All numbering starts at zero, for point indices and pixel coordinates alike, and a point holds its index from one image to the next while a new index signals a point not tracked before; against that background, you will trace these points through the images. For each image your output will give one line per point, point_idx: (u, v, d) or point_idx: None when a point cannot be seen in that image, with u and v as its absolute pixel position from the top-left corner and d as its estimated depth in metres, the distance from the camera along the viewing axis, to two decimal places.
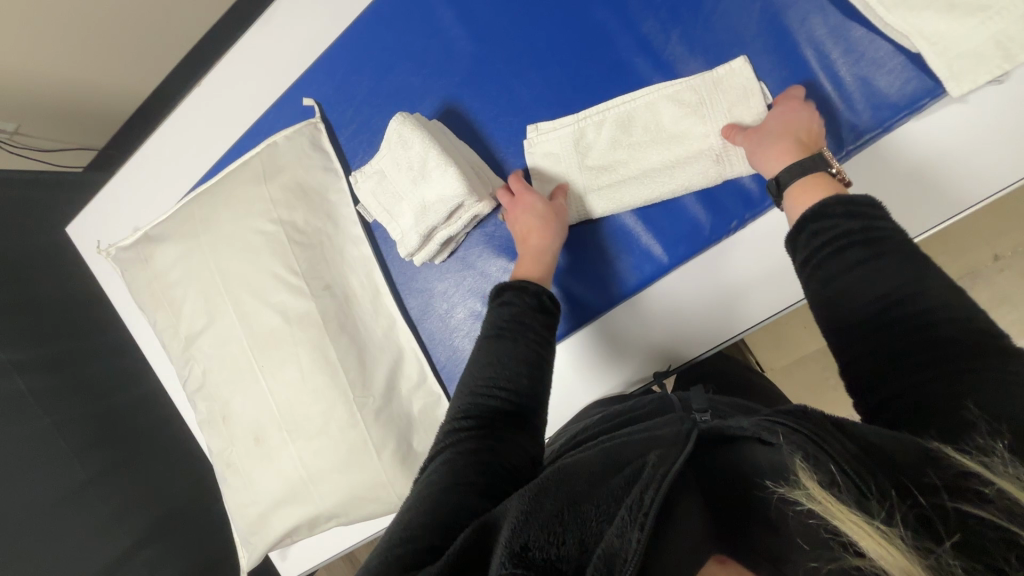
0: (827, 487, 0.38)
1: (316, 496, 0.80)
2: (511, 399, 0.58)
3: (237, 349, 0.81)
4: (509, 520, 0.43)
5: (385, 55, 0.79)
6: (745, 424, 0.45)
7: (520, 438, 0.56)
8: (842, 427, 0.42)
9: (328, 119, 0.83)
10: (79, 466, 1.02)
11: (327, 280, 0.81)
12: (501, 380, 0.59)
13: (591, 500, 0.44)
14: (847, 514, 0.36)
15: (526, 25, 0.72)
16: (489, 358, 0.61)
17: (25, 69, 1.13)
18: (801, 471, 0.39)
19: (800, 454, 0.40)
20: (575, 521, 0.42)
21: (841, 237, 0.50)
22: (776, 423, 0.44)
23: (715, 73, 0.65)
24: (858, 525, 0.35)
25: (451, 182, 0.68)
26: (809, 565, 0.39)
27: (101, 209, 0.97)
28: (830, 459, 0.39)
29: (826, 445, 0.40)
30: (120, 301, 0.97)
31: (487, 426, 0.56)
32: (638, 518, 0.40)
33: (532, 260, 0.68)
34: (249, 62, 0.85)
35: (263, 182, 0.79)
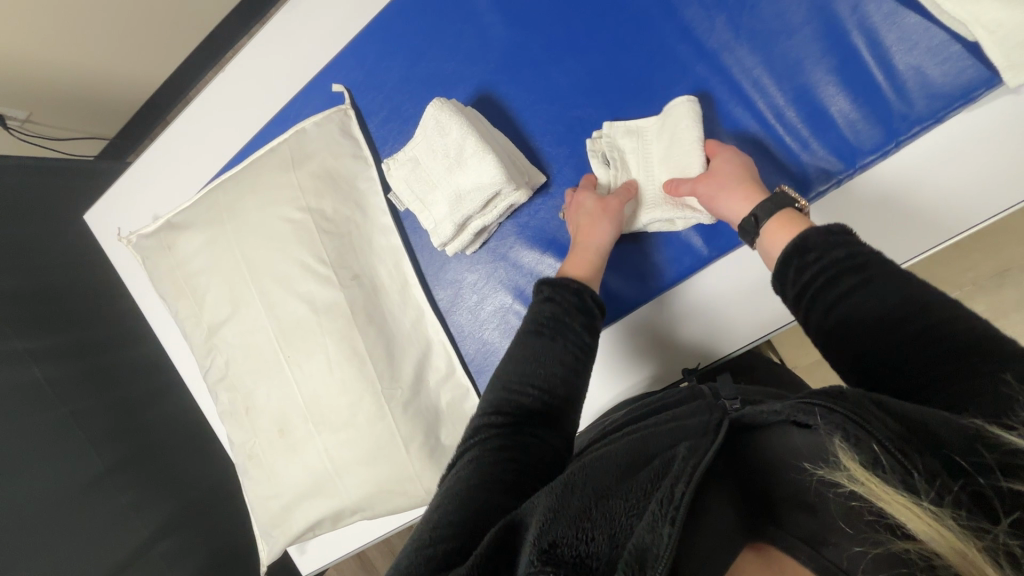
0: (870, 468, 0.35)
1: (341, 489, 0.79)
2: (548, 400, 0.57)
3: (262, 339, 0.80)
4: (538, 515, 0.41)
5: (416, 41, 0.77)
6: (780, 407, 0.42)
7: (553, 439, 0.55)
8: (884, 404, 0.39)
9: (358, 106, 0.81)
10: (97, 456, 1.00)
11: (355, 270, 0.79)
12: (534, 379, 0.58)
13: (618, 492, 0.41)
14: (894, 496, 0.33)
15: (565, 11, 0.71)
16: (527, 354, 0.60)
17: (41, 56, 1.12)
18: (841, 452, 0.37)
19: (840, 433, 0.38)
20: (603, 514, 0.39)
21: (835, 267, 0.49)
22: (813, 403, 0.40)
23: (674, 108, 0.65)
24: (901, 505, 0.33)
25: (489, 169, 0.67)
26: (854, 551, 0.35)
27: (121, 196, 0.96)
28: (873, 437, 0.37)
29: (870, 422, 0.37)
30: (140, 289, 0.96)
31: (520, 429, 0.54)
32: (669, 512, 0.37)
33: (580, 258, 0.67)
34: (276, 48, 0.83)
35: (292, 169, 0.78)
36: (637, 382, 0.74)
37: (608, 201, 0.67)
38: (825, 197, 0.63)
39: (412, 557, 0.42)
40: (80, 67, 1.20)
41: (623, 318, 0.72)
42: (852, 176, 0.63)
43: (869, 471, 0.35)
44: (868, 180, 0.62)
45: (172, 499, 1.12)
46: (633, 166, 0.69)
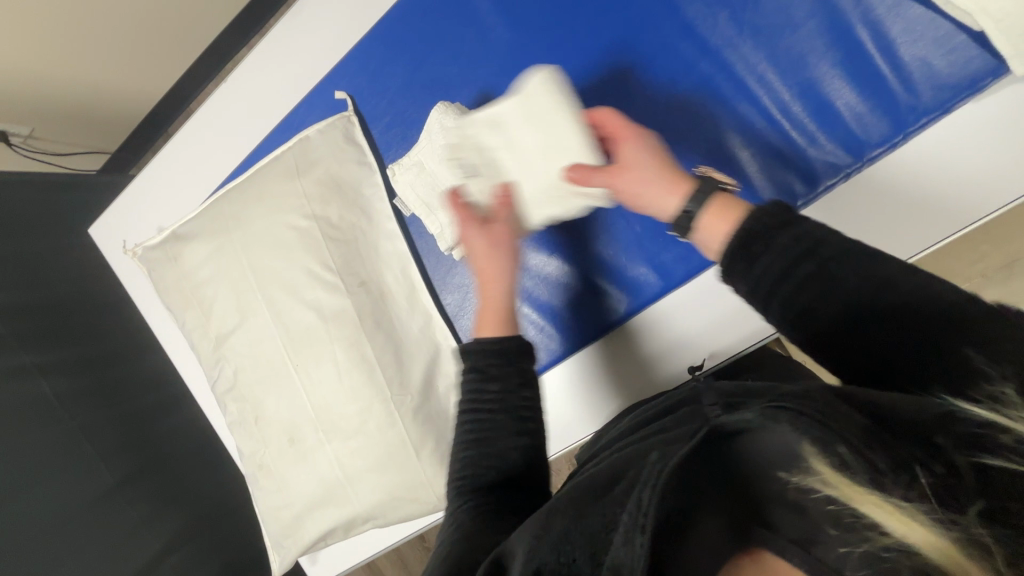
0: (839, 469, 0.36)
1: (353, 497, 0.79)
2: (507, 426, 0.59)
3: (270, 349, 0.80)
4: (524, 546, 0.45)
5: (418, 46, 0.77)
6: (749, 415, 0.41)
7: (520, 458, 0.58)
8: (844, 396, 0.41)
9: (361, 112, 0.80)
10: (106, 469, 1.00)
11: (362, 276, 0.79)
12: (493, 402, 0.60)
13: (595, 510, 0.44)
14: (862, 493, 0.35)
15: (568, 12, 0.71)
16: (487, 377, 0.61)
17: (43, 72, 1.12)
18: (812, 458, 0.38)
19: (807, 438, 0.38)
20: (582, 534, 0.43)
21: (782, 258, 0.49)
22: (779, 409, 0.40)
23: (530, 92, 0.64)
24: (878, 508, 0.35)
25: (503, 176, 0.68)
26: (840, 551, 0.35)
27: (126, 209, 0.96)
28: (840, 439, 0.37)
29: (834, 424, 0.38)
30: (146, 301, 0.95)
31: (486, 464, 0.58)
32: (638, 523, 0.38)
33: (491, 301, 0.67)
34: (278, 57, 0.83)
35: (297, 177, 0.78)
36: (645, 386, 0.74)
37: (491, 230, 0.68)
38: (833, 191, 0.63)
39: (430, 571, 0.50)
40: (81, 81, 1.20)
41: (631, 318, 0.72)
42: (861, 169, 0.62)
43: (836, 474, 0.37)
44: (877, 172, 0.62)
45: (183, 512, 1.11)
46: (508, 169, 0.68)
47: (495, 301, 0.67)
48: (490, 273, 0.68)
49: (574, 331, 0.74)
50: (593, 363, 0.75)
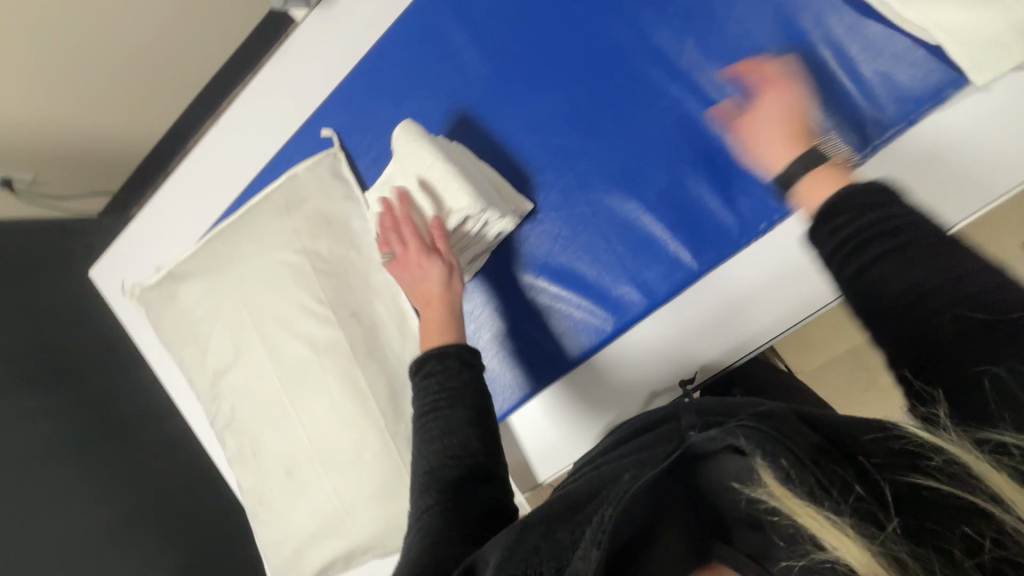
0: (783, 482, 0.41)
1: (352, 529, 0.79)
2: (460, 418, 0.60)
3: (266, 383, 0.81)
4: (494, 556, 0.47)
5: (400, 83, 0.80)
6: (716, 432, 0.46)
7: (477, 449, 0.59)
8: (811, 419, 0.45)
9: (347, 148, 0.83)
10: (112, 508, 1.03)
11: (353, 307, 0.80)
12: (447, 395, 0.61)
13: (563, 527, 0.47)
14: (804, 509, 0.39)
15: (541, 43, 0.73)
16: (444, 377, 0.62)
17: (42, 121, 1.16)
18: (762, 471, 0.42)
19: (760, 452, 0.42)
20: (550, 550, 0.46)
21: (867, 232, 0.47)
22: (741, 426, 0.45)
23: (404, 145, 0.71)
24: (811, 518, 0.39)
25: (459, 195, 0.69)
26: (783, 564, 0.43)
27: (124, 250, 0.98)
28: (788, 454, 0.42)
29: (787, 443, 0.42)
30: (145, 340, 0.97)
31: (446, 460, 0.58)
32: (597, 536, 0.42)
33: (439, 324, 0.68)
34: (266, 99, 0.86)
35: (286, 214, 0.80)
36: (639, 402, 0.74)
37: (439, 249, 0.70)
38: None
39: None
40: (81, 128, 1.24)
41: (619, 335, 0.73)
42: None
43: (782, 486, 0.41)
44: None
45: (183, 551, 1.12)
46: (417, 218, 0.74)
47: (434, 320, 0.68)
48: (434, 292, 0.69)
49: (562, 351, 0.75)
50: (579, 383, 0.75)
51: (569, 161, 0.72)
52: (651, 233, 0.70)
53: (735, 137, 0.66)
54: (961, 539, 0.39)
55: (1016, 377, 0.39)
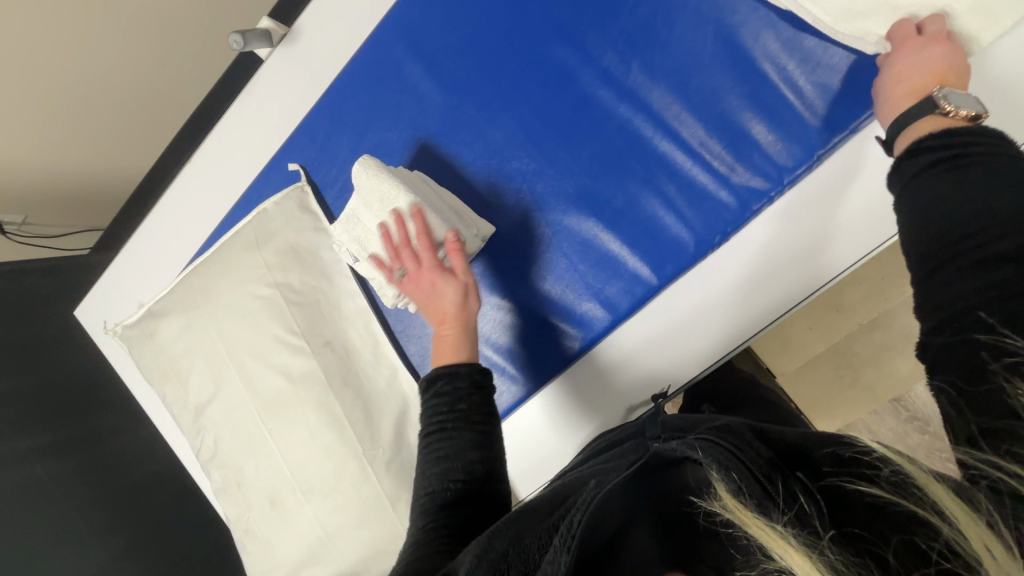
0: (734, 494, 0.42)
1: (335, 555, 0.80)
2: (464, 441, 0.60)
3: (245, 415, 0.82)
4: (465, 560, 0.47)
5: (361, 115, 0.82)
6: (675, 444, 0.49)
7: (477, 473, 0.59)
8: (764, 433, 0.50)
9: (314, 180, 0.85)
10: (100, 547, 1.06)
11: (326, 336, 0.82)
12: (454, 416, 0.62)
13: (532, 533, 0.47)
14: (753, 518, 0.39)
15: (493, 71, 0.75)
16: (451, 400, 0.63)
17: (26, 165, 1.19)
18: (717, 484, 0.43)
19: (715, 466, 0.44)
20: (518, 554, 0.45)
21: (935, 153, 0.48)
22: (698, 440, 0.47)
23: (366, 176, 0.71)
24: (761, 527, 0.38)
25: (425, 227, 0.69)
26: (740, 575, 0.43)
27: (106, 290, 1.00)
28: (738, 467, 0.43)
29: (740, 456, 0.44)
30: (130, 376, 0.99)
31: (447, 483, 0.58)
32: (566, 542, 0.44)
33: (453, 347, 0.67)
34: (234, 136, 0.88)
35: (258, 249, 0.82)
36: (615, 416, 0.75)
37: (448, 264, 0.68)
38: (761, 215, 0.66)
39: None
40: (64, 168, 1.27)
41: (586, 353, 0.74)
42: (783, 193, 0.65)
43: (735, 497, 0.41)
44: (796, 193, 0.64)
45: None
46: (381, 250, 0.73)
47: (445, 339, 0.68)
48: (449, 312, 0.68)
49: (534, 369, 0.77)
50: (553, 400, 0.77)
51: (527, 184, 0.74)
52: (607, 249, 0.71)
53: (684, 154, 0.68)
54: (900, 548, 0.40)
55: (967, 390, 0.41)
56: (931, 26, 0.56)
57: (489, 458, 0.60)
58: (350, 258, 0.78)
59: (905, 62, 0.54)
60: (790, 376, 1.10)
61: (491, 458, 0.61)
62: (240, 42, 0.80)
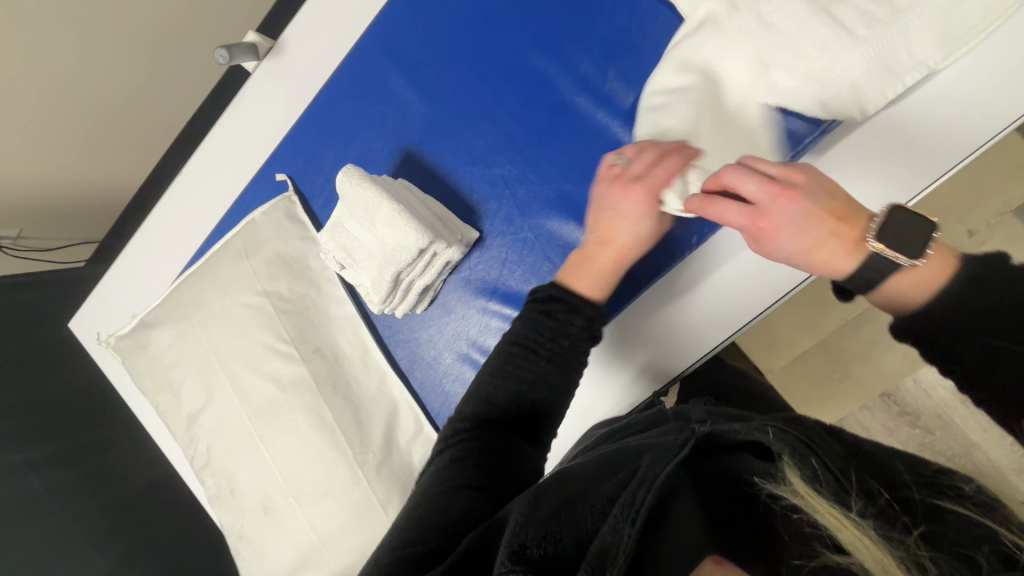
0: (809, 480, 0.46)
1: (328, 559, 0.81)
2: (543, 378, 0.59)
3: (237, 422, 0.84)
4: (509, 523, 0.49)
5: (346, 126, 0.83)
6: (744, 428, 0.53)
7: (540, 410, 0.59)
8: (838, 434, 0.54)
9: (302, 190, 0.86)
10: (96, 559, 1.06)
11: (315, 343, 0.83)
12: (545, 351, 0.59)
13: (586, 502, 0.50)
14: (828, 509, 0.42)
15: (473, 81, 0.77)
16: (551, 331, 0.60)
17: (21, 181, 1.19)
18: (789, 471, 0.46)
19: (788, 451, 0.48)
20: (572, 522, 0.48)
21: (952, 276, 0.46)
22: (769, 427, 0.52)
23: (349, 183, 0.72)
24: (835, 517, 0.42)
25: (407, 230, 0.70)
26: (793, 563, 0.43)
27: (99, 302, 1.02)
28: (813, 456, 0.48)
29: (813, 446, 0.50)
30: (124, 387, 1.00)
31: (502, 401, 0.59)
32: (630, 514, 0.45)
33: (593, 276, 0.63)
34: (222, 149, 0.90)
35: (247, 259, 0.83)
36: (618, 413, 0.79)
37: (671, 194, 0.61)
38: None
39: (396, 553, 0.50)
40: (57, 183, 1.27)
41: None
42: None
43: (808, 485, 0.45)
44: None
45: None
46: (364, 256, 0.74)
47: (598, 262, 0.63)
48: (618, 237, 0.63)
49: None
50: None
51: (509, 190, 0.75)
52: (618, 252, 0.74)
53: None
54: (993, 554, 0.40)
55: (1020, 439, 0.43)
56: (746, 187, 0.50)
57: (559, 401, 0.60)
58: (336, 264, 0.79)
59: (799, 235, 0.49)
60: (778, 373, 1.11)
61: (563, 405, 0.60)
62: (225, 56, 0.81)
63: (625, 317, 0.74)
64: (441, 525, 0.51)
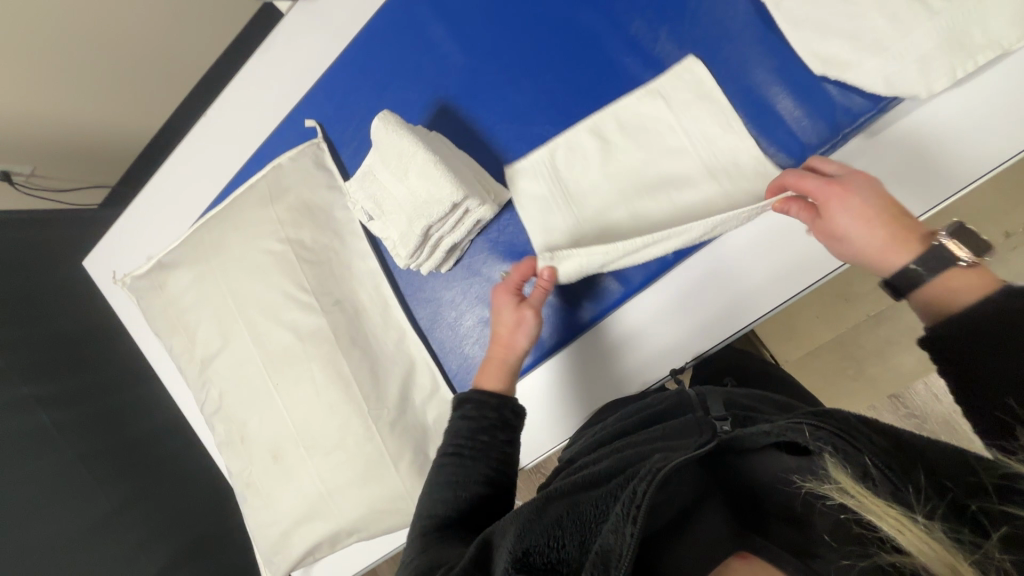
0: (860, 480, 0.42)
1: (336, 511, 0.80)
2: (476, 474, 0.59)
3: (252, 369, 0.83)
4: (510, 531, 0.47)
5: (381, 73, 0.81)
6: (771, 427, 0.48)
7: (480, 504, 0.58)
8: (873, 424, 0.48)
9: (330, 138, 0.84)
10: (103, 497, 1.04)
11: (336, 295, 0.82)
12: (472, 442, 0.61)
13: (589, 501, 0.47)
14: (883, 509, 0.39)
15: (517, 34, 0.74)
16: (472, 428, 0.62)
17: (40, 117, 1.17)
18: (834, 469, 0.43)
19: (830, 448, 0.44)
20: (573, 523, 0.45)
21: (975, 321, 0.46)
22: (802, 423, 0.47)
23: (380, 130, 0.70)
24: (888, 515, 0.38)
25: (441, 181, 0.68)
26: (841, 562, 0.42)
27: (116, 240, 1.00)
28: (863, 453, 0.43)
29: (857, 442, 0.44)
30: (137, 328, 0.99)
31: (451, 510, 0.57)
32: (631, 511, 0.42)
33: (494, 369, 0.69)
34: (250, 91, 0.88)
35: (271, 204, 0.82)
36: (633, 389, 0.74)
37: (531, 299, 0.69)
38: None
39: None
40: (76, 123, 1.25)
41: (593, 327, 0.74)
42: None
43: (858, 483, 0.42)
44: None
45: (174, 539, 1.15)
46: (394, 208, 0.73)
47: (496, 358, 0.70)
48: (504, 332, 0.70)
49: (541, 335, 0.76)
50: (560, 376, 0.76)
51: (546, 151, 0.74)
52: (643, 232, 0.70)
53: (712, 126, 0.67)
54: None
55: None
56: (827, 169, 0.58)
57: (495, 496, 0.59)
58: (364, 216, 0.78)
59: (853, 208, 0.54)
60: (793, 363, 1.10)
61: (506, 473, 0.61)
62: None
63: (647, 292, 0.71)
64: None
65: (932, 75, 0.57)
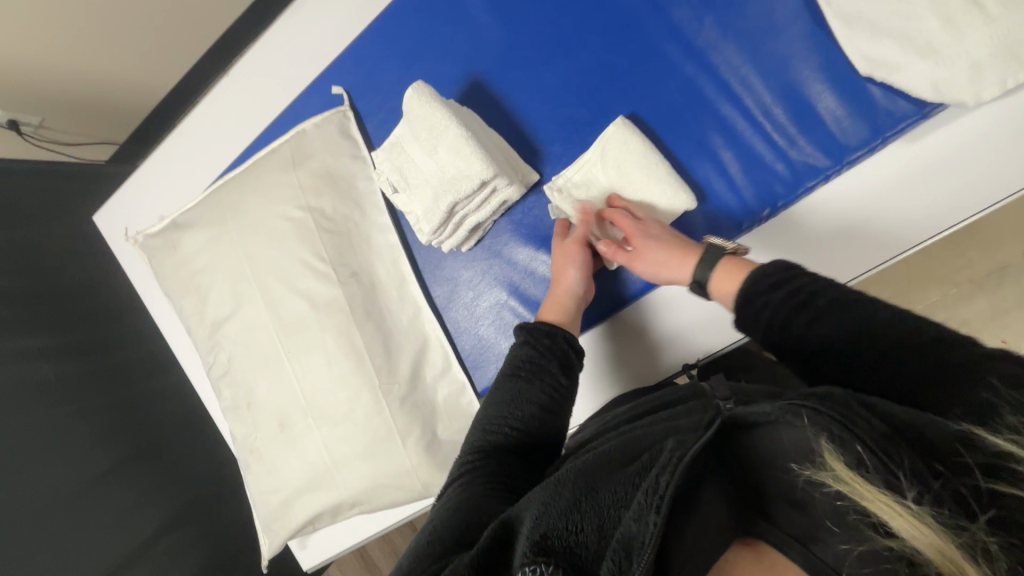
0: (854, 467, 0.37)
1: (340, 483, 0.80)
2: (532, 395, 0.61)
3: (263, 335, 0.82)
4: (530, 512, 0.45)
5: (414, 43, 0.79)
6: (769, 408, 0.42)
7: (533, 428, 0.60)
8: (870, 407, 0.41)
9: (357, 107, 0.83)
10: (102, 453, 1.04)
11: (353, 267, 0.81)
12: (530, 367, 0.63)
13: (606, 485, 0.45)
14: (879, 495, 0.35)
15: (557, 11, 0.72)
16: (528, 355, 0.64)
17: (54, 67, 1.15)
18: (828, 454, 0.38)
19: (825, 435, 0.38)
20: (592, 507, 0.43)
21: (784, 310, 0.51)
22: (800, 406, 0.41)
23: (409, 96, 0.70)
24: (887, 505, 0.35)
25: (472, 158, 0.67)
26: (840, 548, 0.38)
27: (129, 197, 0.98)
28: (857, 438, 0.38)
29: (854, 427, 0.38)
30: (145, 286, 0.98)
31: (503, 428, 0.60)
32: (654, 502, 0.40)
33: (555, 303, 0.69)
34: (277, 52, 0.86)
35: (293, 169, 0.80)
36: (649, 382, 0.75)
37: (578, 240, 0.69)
38: (813, 193, 0.65)
39: (416, 556, 0.47)
40: (90, 77, 1.22)
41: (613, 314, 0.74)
42: (840, 172, 0.64)
43: (854, 470, 0.37)
44: (856, 175, 0.64)
45: (174, 498, 1.15)
46: (420, 182, 0.73)
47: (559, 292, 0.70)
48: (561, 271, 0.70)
49: None
50: None
51: (578, 135, 0.73)
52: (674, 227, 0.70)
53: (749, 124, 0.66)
54: None
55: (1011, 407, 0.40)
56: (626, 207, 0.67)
57: (549, 421, 0.61)
58: (388, 187, 0.77)
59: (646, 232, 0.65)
60: None
61: (552, 421, 0.61)
62: None
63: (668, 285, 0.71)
64: (469, 529, 0.48)
65: (980, 83, 0.56)
